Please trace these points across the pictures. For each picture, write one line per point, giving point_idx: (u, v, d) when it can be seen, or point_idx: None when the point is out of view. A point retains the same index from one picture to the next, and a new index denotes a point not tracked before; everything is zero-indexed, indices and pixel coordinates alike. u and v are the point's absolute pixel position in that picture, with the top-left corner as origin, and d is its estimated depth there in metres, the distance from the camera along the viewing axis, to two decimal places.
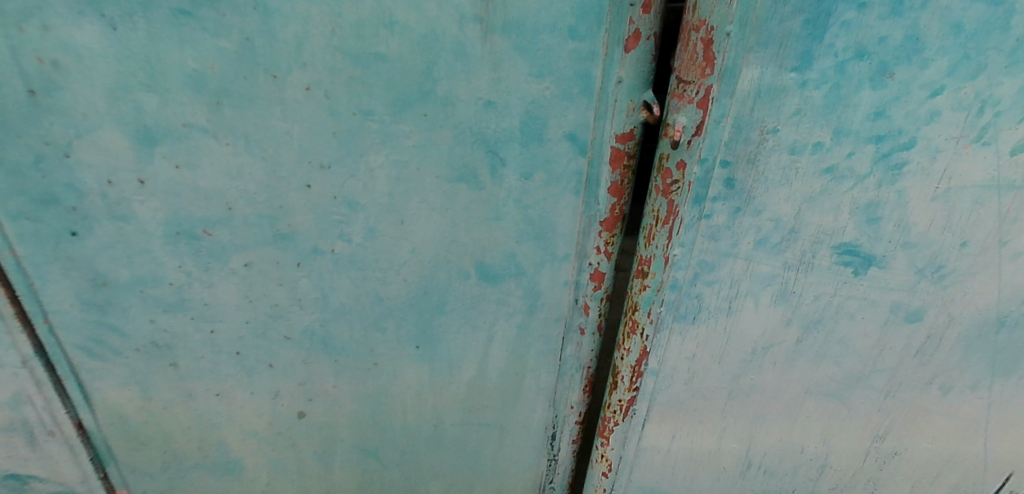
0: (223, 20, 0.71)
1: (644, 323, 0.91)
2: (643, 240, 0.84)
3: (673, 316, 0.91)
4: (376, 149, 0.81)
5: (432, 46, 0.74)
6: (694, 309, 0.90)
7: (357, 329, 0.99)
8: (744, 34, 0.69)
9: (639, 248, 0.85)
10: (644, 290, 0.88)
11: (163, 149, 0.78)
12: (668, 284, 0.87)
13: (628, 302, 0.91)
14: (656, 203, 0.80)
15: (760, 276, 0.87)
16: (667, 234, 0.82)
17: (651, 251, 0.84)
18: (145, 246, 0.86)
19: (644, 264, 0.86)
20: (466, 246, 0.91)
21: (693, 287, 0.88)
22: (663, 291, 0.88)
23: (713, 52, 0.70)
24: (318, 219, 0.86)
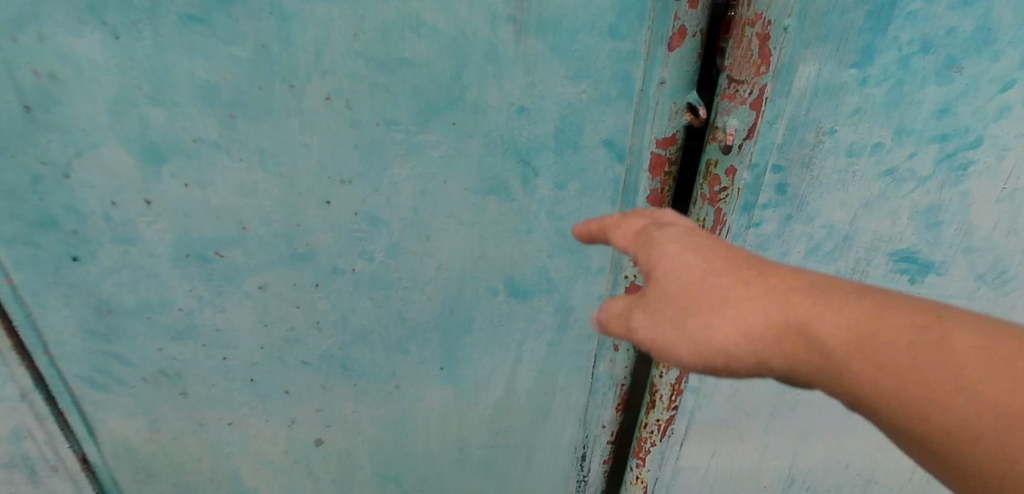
0: (237, 26, 0.65)
1: None
2: None
3: None
4: (401, 161, 0.75)
5: (463, 49, 0.69)
6: None
7: (378, 352, 0.93)
8: (803, 27, 0.64)
9: None
10: None
11: (171, 167, 0.73)
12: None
13: None
14: (701, 212, 0.74)
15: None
16: None
17: None
18: (153, 270, 0.81)
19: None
20: (494, 262, 0.85)
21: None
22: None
23: (767, 48, 0.65)
24: (338, 236, 0.81)
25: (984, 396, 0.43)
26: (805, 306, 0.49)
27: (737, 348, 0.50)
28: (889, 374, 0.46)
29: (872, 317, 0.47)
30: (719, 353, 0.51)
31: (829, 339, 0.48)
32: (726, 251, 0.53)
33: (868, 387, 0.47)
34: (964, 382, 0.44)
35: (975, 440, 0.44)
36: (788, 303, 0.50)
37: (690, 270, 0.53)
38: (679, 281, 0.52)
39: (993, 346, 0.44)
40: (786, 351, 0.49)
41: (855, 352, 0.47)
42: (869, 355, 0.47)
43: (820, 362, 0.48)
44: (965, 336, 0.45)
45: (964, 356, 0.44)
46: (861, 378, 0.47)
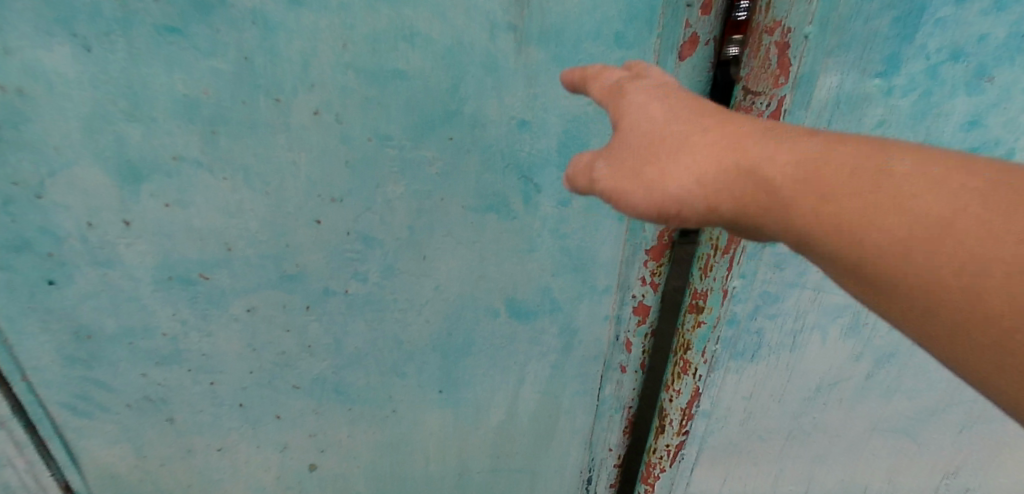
0: (217, 37, 0.60)
1: (697, 363, 0.79)
2: (698, 271, 0.73)
3: (729, 353, 0.81)
4: (394, 179, 0.71)
5: (459, 59, 0.64)
6: (754, 345, 0.80)
7: (374, 375, 0.89)
8: (825, 37, 0.60)
9: (693, 281, 0.74)
10: (698, 327, 0.76)
11: (151, 186, 0.69)
12: (726, 319, 0.76)
13: (678, 340, 0.79)
14: (715, 229, 0.69)
15: (828, 307, 0.77)
16: (727, 264, 0.71)
17: (707, 284, 0.73)
18: (134, 294, 0.77)
19: (698, 298, 0.74)
20: (495, 282, 0.81)
21: (752, 321, 0.78)
22: (720, 327, 0.76)
23: (789, 59, 0.59)
24: (329, 257, 0.76)
25: (928, 226, 0.40)
26: (759, 147, 0.45)
27: (690, 193, 0.47)
28: (836, 206, 0.42)
29: (824, 150, 0.44)
30: (673, 202, 0.47)
31: (779, 175, 0.44)
32: (684, 99, 0.50)
33: (811, 223, 0.43)
34: (921, 205, 0.40)
35: (917, 274, 0.40)
36: (742, 144, 0.46)
37: (646, 116, 0.49)
38: (641, 126, 0.49)
39: (946, 176, 0.40)
40: (736, 194, 0.46)
41: (798, 186, 0.43)
42: (817, 185, 0.43)
43: (766, 202, 0.45)
44: (917, 167, 0.41)
45: (911, 186, 0.41)
46: (804, 213, 0.43)
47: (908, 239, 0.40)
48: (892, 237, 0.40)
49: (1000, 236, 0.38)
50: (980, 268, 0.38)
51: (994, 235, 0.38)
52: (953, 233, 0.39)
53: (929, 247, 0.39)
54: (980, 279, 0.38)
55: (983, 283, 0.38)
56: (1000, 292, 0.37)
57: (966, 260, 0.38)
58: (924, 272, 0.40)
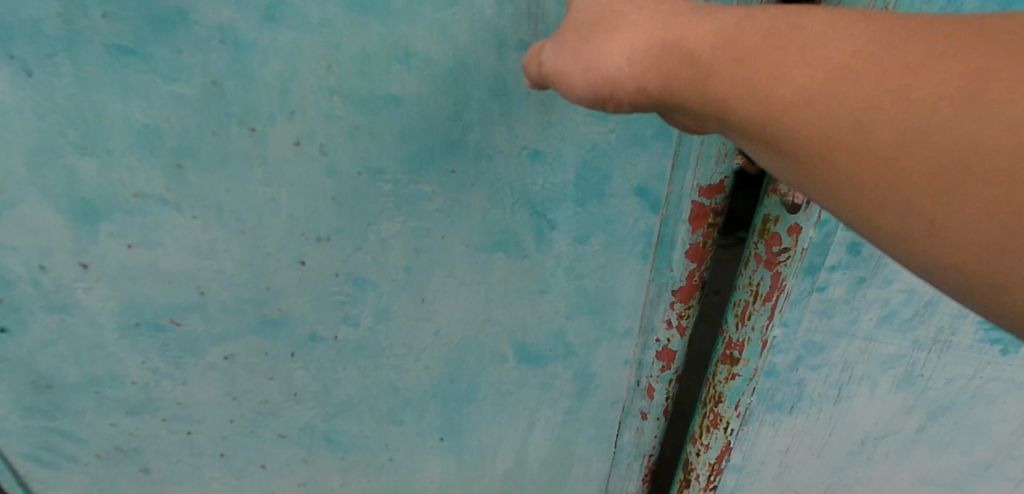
0: (180, 59, 0.51)
1: (729, 417, 0.71)
2: (733, 319, 0.64)
3: (765, 407, 0.73)
4: (389, 215, 0.62)
5: (463, 83, 0.55)
6: (794, 397, 0.72)
7: (368, 423, 0.80)
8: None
9: (727, 329, 0.65)
10: (732, 379, 0.67)
11: (110, 226, 0.60)
12: (763, 371, 0.68)
13: (708, 391, 0.70)
14: (755, 274, 0.60)
15: (879, 358, 0.68)
16: (768, 313, 0.62)
17: (744, 334, 0.64)
18: (98, 341, 0.68)
19: (733, 348, 0.65)
20: (503, 325, 0.72)
21: (793, 372, 0.70)
22: (757, 379, 0.68)
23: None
24: (316, 301, 0.68)
25: (861, 82, 0.32)
26: (688, 18, 0.38)
27: (616, 74, 0.40)
28: (767, 76, 0.34)
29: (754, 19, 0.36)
30: (601, 87, 0.40)
31: (705, 48, 0.37)
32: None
33: (729, 92, 0.36)
34: (861, 71, 0.32)
35: (862, 151, 0.32)
36: (670, 18, 0.38)
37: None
38: (574, 4, 0.43)
39: (896, 29, 0.32)
40: (662, 74, 0.38)
41: (725, 55, 0.36)
42: (745, 53, 0.35)
43: (688, 76, 0.37)
44: (850, 16, 0.34)
45: (838, 36, 0.33)
46: (721, 80, 0.36)
47: (832, 98, 0.32)
48: (814, 98, 0.33)
49: (935, 83, 0.30)
50: (913, 124, 0.30)
51: (929, 78, 0.30)
52: (885, 86, 0.31)
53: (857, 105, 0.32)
54: (913, 136, 0.30)
55: (916, 141, 0.30)
56: (937, 150, 0.30)
57: (912, 132, 0.31)
58: (852, 136, 0.32)
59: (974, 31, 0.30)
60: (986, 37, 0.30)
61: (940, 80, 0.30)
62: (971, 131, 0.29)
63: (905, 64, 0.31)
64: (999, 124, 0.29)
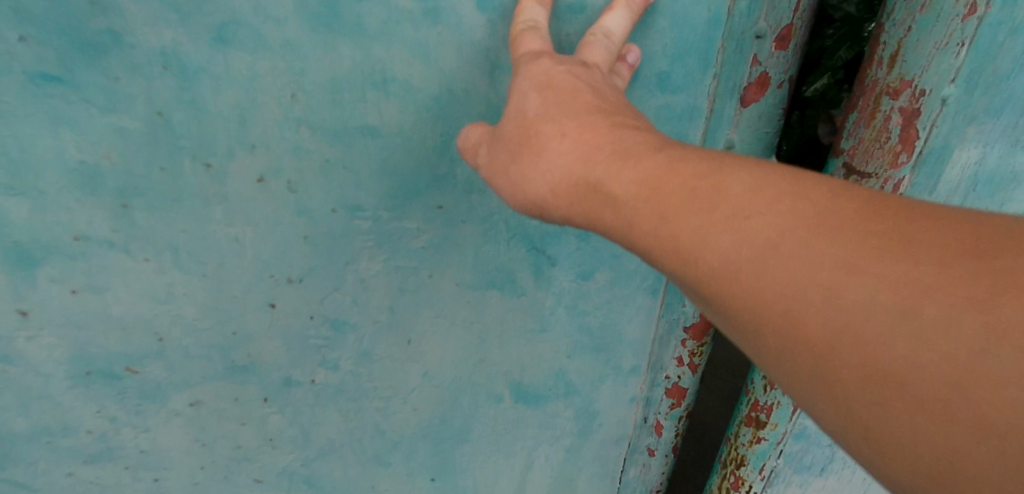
0: (117, 86, 0.44)
1: (752, 480, 0.67)
2: (762, 381, 0.60)
3: (794, 469, 0.66)
4: (369, 254, 0.55)
5: (450, 112, 0.48)
6: (825, 458, 0.67)
7: (352, 466, 0.74)
8: (972, 98, 0.44)
9: (755, 390, 0.61)
10: (757, 442, 0.63)
11: (49, 271, 0.52)
12: (795, 434, 0.62)
13: (732, 452, 0.67)
14: None
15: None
16: None
17: (772, 397, 0.60)
18: (45, 392, 0.61)
19: (760, 411, 0.61)
20: (498, 364, 0.66)
21: (828, 433, 0.64)
22: (785, 442, 0.63)
23: (916, 128, 0.45)
24: (291, 345, 0.61)
25: (780, 270, 0.27)
26: (608, 153, 0.34)
27: (545, 202, 0.37)
28: (679, 240, 0.30)
29: (676, 165, 0.31)
30: (535, 209, 0.38)
31: (619, 192, 0.32)
32: (556, 92, 0.38)
33: (648, 245, 0.31)
34: (777, 255, 0.27)
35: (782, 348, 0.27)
36: (591, 150, 0.34)
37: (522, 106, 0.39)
38: (512, 115, 0.40)
39: (830, 206, 0.27)
40: (583, 210, 0.35)
41: (639, 204, 0.31)
42: (660, 207, 0.30)
43: (609, 218, 0.33)
44: (782, 185, 0.28)
45: (758, 208, 0.28)
46: (641, 231, 0.31)
47: (754, 279, 0.27)
48: (735, 274, 0.28)
49: (870, 286, 0.25)
50: (841, 330, 0.25)
51: (864, 281, 0.25)
52: (812, 278, 0.26)
53: (781, 294, 0.27)
54: (844, 344, 0.25)
55: (849, 356, 0.25)
56: (867, 368, 0.25)
57: (834, 337, 0.25)
58: (776, 327, 0.27)
59: (919, 223, 0.25)
60: (934, 240, 0.24)
61: (873, 283, 0.25)
62: (907, 358, 0.24)
63: (838, 255, 0.25)
64: (934, 351, 0.23)
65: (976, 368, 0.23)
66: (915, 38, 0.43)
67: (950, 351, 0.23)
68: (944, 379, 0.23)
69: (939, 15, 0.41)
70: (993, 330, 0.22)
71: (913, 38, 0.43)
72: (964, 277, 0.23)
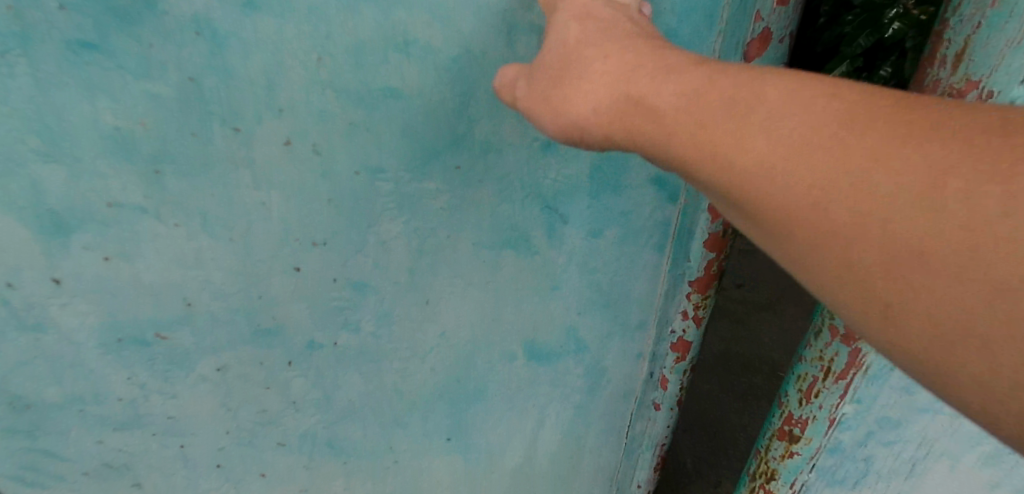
0: (149, 53, 0.46)
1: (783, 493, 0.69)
2: (798, 396, 0.62)
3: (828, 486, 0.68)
4: (390, 216, 0.57)
5: (467, 73, 0.50)
6: (864, 479, 0.68)
7: (372, 428, 0.76)
8: None
9: (790, 404, 0.62)
10: (790, 455, 0.65)
11: (83, 239, 0.54)
12: (830, 450, 0.64)
13: (762, 465, 0.69)
14: (825, 348, 0.57)
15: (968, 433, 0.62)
16: (839, 393, 0.59)
17: (808, 411, 0.61)
18: (77, 359, 0.63)
19: (794, 425, 0.63)
20: (512, 324, 0.69)
21: (860, 449, 0.65)
22: (819, 457, 0.65)
23: None
24: (314, 308, 0.63)
25: (812, 163, 0.29)
26: (647, 72, 0.36)
27: (582, 123, 0.39)
28: (715, 143, 0.32)
29: (714, 80, 0.34)
30: (571, 131, 0.40)
31: (659, 105, 0.35)
32: (599, 24, 0.41)
33: (686, 149, 0.34)
34: (810, 150, 0.29)
35: (813, 235, 0.30)
36: (631, 70, 0.37)
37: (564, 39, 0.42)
38: (553, 48, 0.42)
39: (858, 105, 0.29)
40: (620, 128, 0.37)
41: (678, 115, 0.34)
42: (698, 116, 0.33)
43: (647, 132, 0.36)
44: (814, 89, 0.31)
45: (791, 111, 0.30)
46: (678, 139, 0.34)
47: (790, 170, 0.30)
48: (773, 168, 0.30)
49: (901, 167, 0.28)
50: (869, 212, 0.28)
51: (891, 166, 0.28)
52: (843, 167, 0.29)
53: (812, 186, 0.29)
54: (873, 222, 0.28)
55: (877, 234, 0.28)
56: (893, 241, 0.28)
57: (864, 219, 0.28)
58: (807, 218, 0.30)
59: (946, 113, 0.28)
60: (956, 127, 0.27)
61: (899, 168, 0.28)
62: (932, 231, 0.27)
63: (870, 144, 0.28)
64: (955, 224, 0.27)
65: (993, 236, 0.26)
66: (985, 35, 0.43)
67: (970, 222, 0.26)
68: (964, 247, 0.26)
69: (1012, 12, 0.41)
70: (1012, 198, 0.26)
71: (982, 35, 0.43)
72: (987, 154, 0.26)
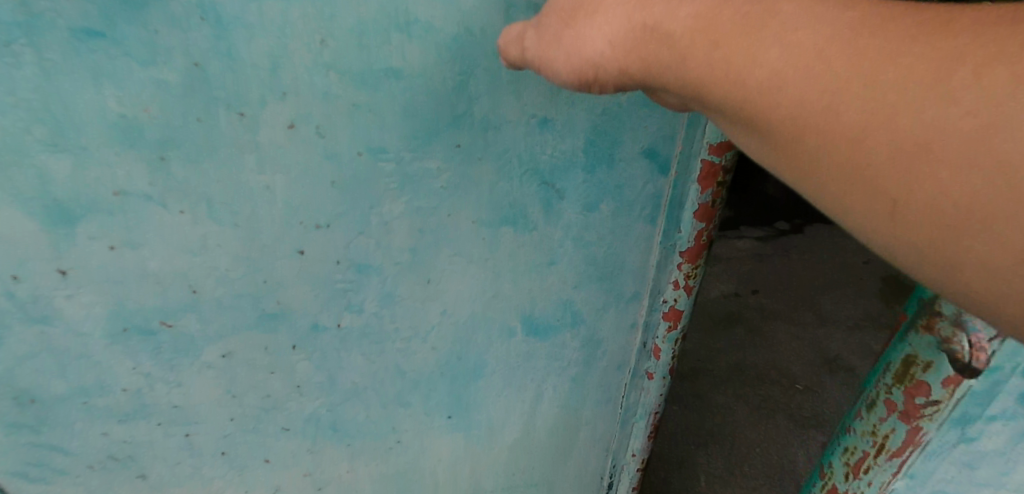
0: (156, 39, 0.47)
1: None
2: (844, 468, 0.66)
3: None
4: (393, 196, 0.59)
5: (468, 52, 0.53)
6: None
7: (375, 409, 0.78)
8: None
9: (836, 476, 0.67)
10: None
11: (89, 228, 0.55)
12: None
13: None
14: (878, 419, 0.62)
15: None
16: (891, 471, 0.62)
17: (852, 485, 0.65)
18: (83, 351, 0.63)
19: None
20: (510, 299, 0.70)
21: None
22: None
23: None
24: (318, 291, 0.64)
25: (825, 71, 0.34)
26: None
27: (602, 58, 0.42)
28: (736, 60, 0.36)
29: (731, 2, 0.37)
30: (591, 70, 0.42)
31: (677, 31, 0.38)
32: None
33: (707, 73, 0.38)
34: (825, 58, 0.34)
35: (827, 135, 0.34)
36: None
37: None
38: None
39: (867, 15, 0.33)
40: (640, 57, 0.40)
41: (697, 38, 0.38)
42: (717, 37, 0.37)
43: (667, 57, 0.39)
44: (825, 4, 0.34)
45: (807, 25, 0.34)
46: (699, 61, 0.38)
47: (805, 83, 0.34)
48: (788, 80, 0.35)
49: (907, 71, 0.32)
50: (878, 110, 0.32)
51: (901, 65, 0.32)
52: (855, 70, 0.33)
53: (825, 91, 0.34)
54: (882, 121, 0.32)
55: (884, 128, 0.32)
56: (902, 136, 0.32)
57: (873, 116, 0.33)
58: (821, 121, 0.34)
59: (944, 16, 0.32)
60: (958, 27, 0.31)
61: (907, 66, 0.32)
62: (934, 120, 0.31)
63: (879, 47, 0.32)
64: (957, 112, 0.31)
65: (994, 119, 0.30)
66: None
67: (971, 108, 0.30)
68: (965, 131, 0.31)
69: None
70: (1012, 82, 0.29)
71: None
72: (987, 46, 0.30)
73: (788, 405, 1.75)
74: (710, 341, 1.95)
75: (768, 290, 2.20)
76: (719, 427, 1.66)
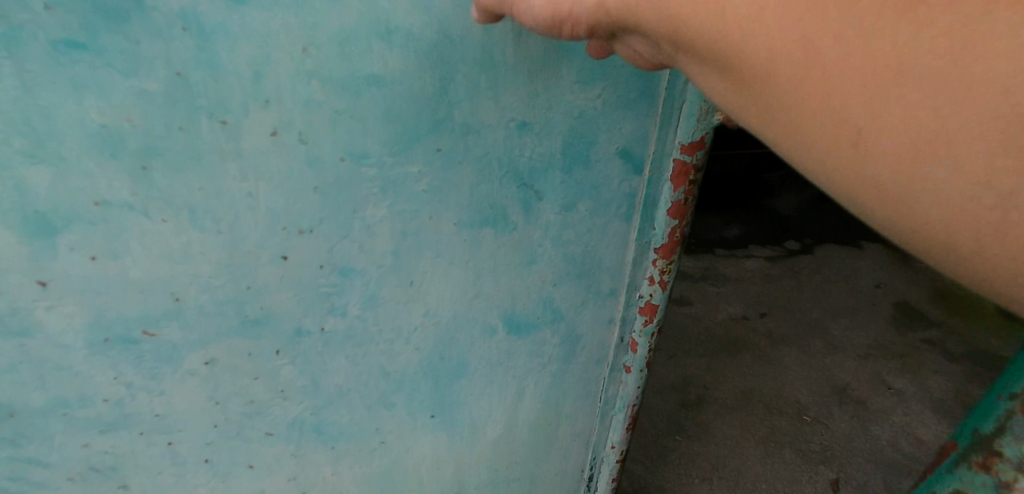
0: (139, 50, 0.47)
1: None
2: None
3: None
4: (375, 201, 0.60)
5: (448, 59, 0.54)
6: None
7: (359, 411, 0.78)
8: None
9: None
10: None
11: (70, 238, 0.54)
12: None
13: None
14: None
15: None
16: None
17: None
18: (63, 362, 0.61)
19: None
20: (492, 298, 0.72)
21: None
22: None
23: None
24: (301, 295, 0.64)
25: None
26: None
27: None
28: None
29: None
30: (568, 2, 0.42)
31: None
32: None
33: (685, 7, 0.37)
34: None
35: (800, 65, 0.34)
36: None
37: None
38: None
39: None
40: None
41: None
42: None
43: None
44: None
45: None
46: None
47: (780, 13, 0.34)
48: (765, 9, 0.35)
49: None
50: (852, 36, 0.32)
51: None
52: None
53: (800, 18, 0.34)
54: (856, 44, 0.32)
55: (857, 53, 0.32)
56: (874, 58, 0.32)
57: (847, 42, 0.33)
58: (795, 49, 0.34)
59: None
60: None
61: None
62: (907, 41, 0.31)
63: None
64: (932, 33, 0.31)
65: (966, 39, 0.30)
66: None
67: (947, 28, 0.30)
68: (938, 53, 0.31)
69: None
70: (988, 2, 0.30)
71: None
72: None
73: (795, 438, 1.69)
74: (711, 364, 1.93)
75: (773, 312, 2.18)
76: (724, 459, 1.61)
